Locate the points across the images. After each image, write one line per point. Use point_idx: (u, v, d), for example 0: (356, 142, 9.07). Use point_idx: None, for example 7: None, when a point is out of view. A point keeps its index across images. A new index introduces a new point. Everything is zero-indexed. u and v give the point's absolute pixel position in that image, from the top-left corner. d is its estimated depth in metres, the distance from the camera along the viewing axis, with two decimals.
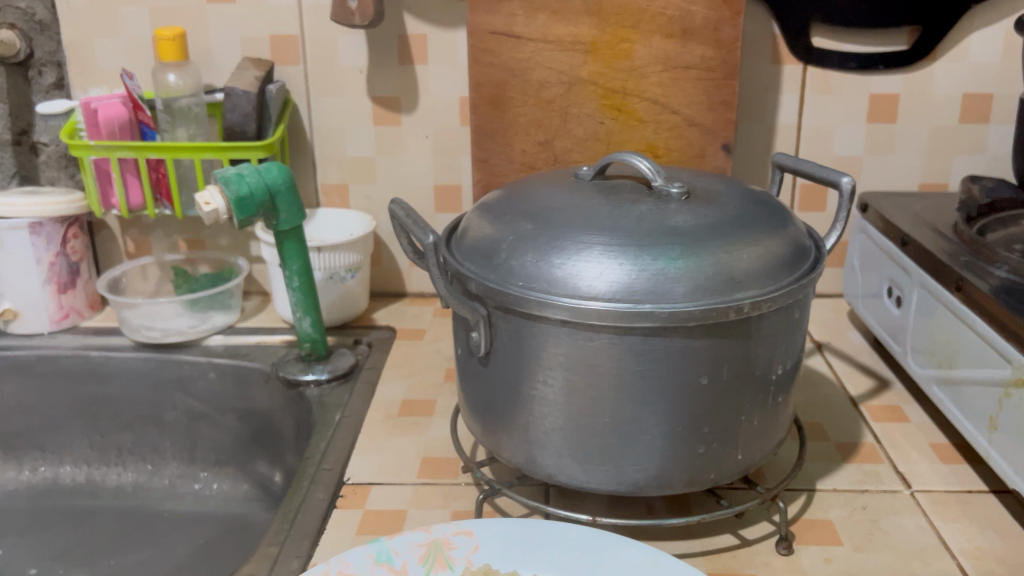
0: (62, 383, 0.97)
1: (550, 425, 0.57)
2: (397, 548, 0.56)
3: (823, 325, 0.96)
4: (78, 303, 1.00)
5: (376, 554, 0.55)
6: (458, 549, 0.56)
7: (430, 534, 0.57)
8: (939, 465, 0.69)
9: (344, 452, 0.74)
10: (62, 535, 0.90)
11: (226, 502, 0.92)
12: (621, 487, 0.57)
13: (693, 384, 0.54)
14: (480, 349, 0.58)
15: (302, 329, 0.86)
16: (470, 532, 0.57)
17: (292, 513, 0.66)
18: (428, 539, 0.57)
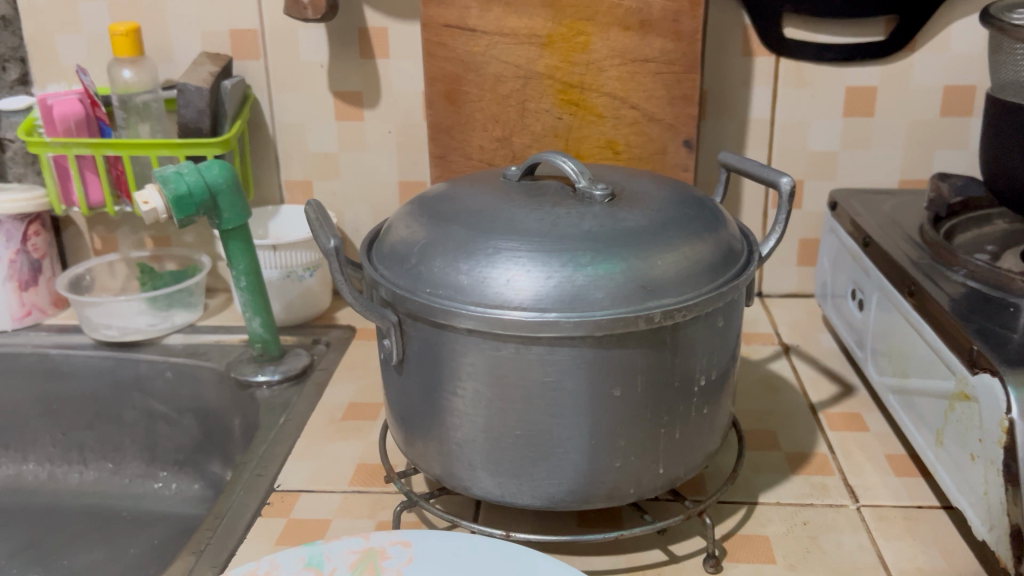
0: (23, 381, 0.96)
1: (463, 437, 0.55)
2: (330, 553, 0.54)
3: (795, 327, 0.93)
4: (41, 300, 1.00)
5: (308, 557, 0.54)
6: (392, 560, 0.54)
7: (367, 542, 0.55)
8: (891, 477, 0.66)
9: (279, 458, 0.73)
10: (18, 534, 0.89)
11: (182, 503, 0.90)
12: (535, 502, 0.55)
13: (604, 396, 0.52)
14: (393, 357, 0.56)
15: (252, 329, 0.86)
16: (408, 542, 0.55)
17: (217, 522, 0.64)
18: (366, 547, 0.54)
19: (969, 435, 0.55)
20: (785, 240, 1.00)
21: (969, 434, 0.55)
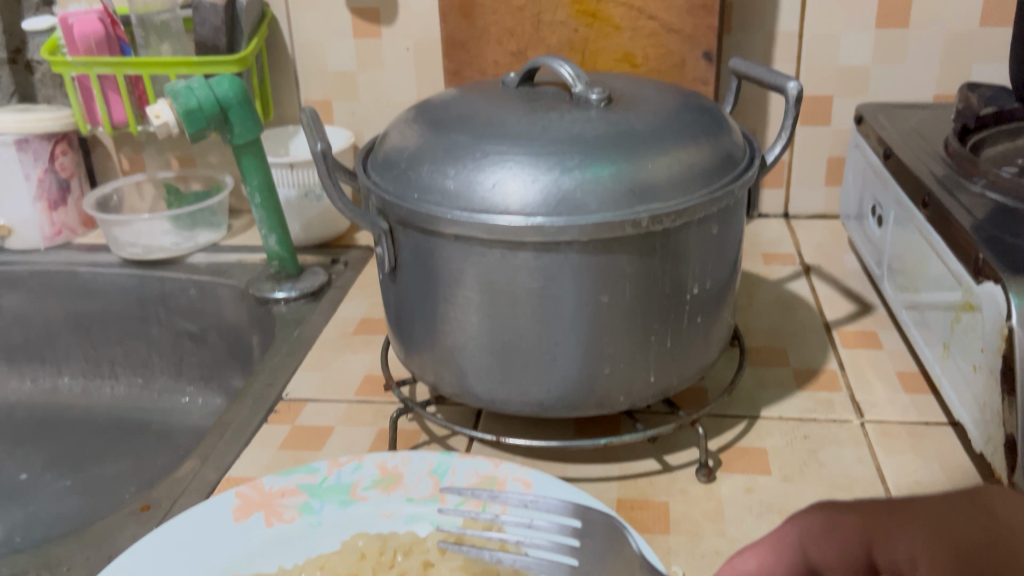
0: (54, 298, 0.99)
1: (454, 344, 0.55)
2: (457, 469, 0.53)
3: (818, 248, 0.90)
4: (71, 220, 1.03)
5: (436, 465, 0.53)
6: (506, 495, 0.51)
7: (494, 470, 0.52)
8: (900, 394, 0.65)
9: (289, 369, 0.74)
10: (54, 444, 0.93)
11: (207, 416, 0.93)
12: (526, 407, 0.56)
13: (592, 304, 0.51)
14: (386, 264, 0.57)
15: (268, 246, 0.87)
16: (528, 483, 0.51)
17: (225, 429, 0.66)
18: (488, 473, 0.52)
19: (972, 346, 0.53)
20: (813, 159, 0.97)
21: (972, 344, 0.53)
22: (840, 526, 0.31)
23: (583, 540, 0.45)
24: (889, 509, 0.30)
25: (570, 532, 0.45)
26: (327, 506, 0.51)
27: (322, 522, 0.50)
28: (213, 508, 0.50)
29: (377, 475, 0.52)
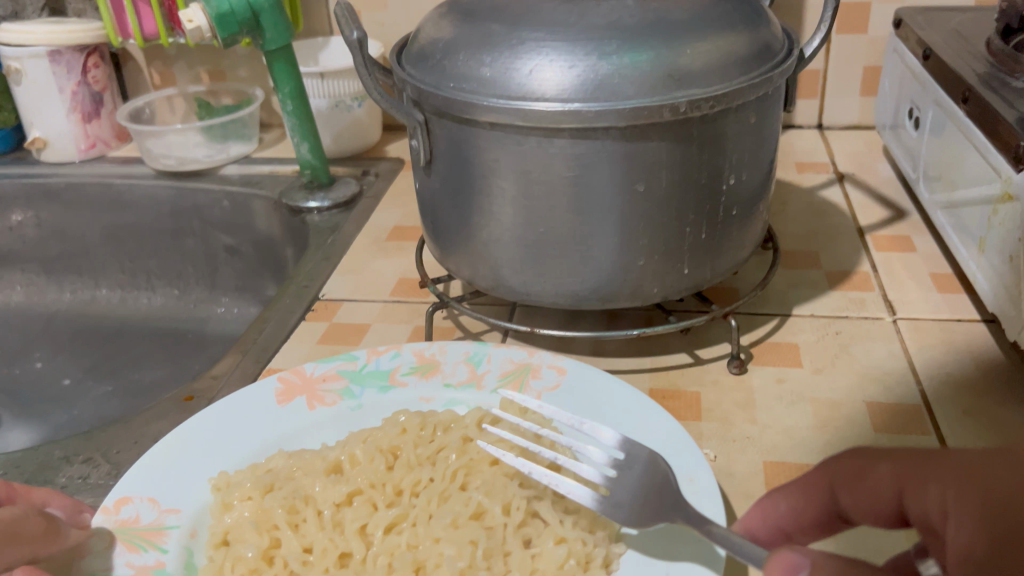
0: (90, 211, 1.00)
1: (490, 236, 0.56)
2: (492, 357, 0.54)
3: (852, 157, 0.89)
4: (105, 133, 1.04)
5: (473, 353, 0.54)
6: (540, 381, 0.51)
7: (529, 357, 0.53)
8: (933, 293, 0.65)
9: (324, 273, 0.75)
10: (94, 353, 0.96)
11: (243, 324, 0.95)
12: (560, 299, 0.56)
13: (628, 193, 0.51)
14: (421, 158, 0.57)
15: (301, 155, 0.87)
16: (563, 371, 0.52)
17: (264, 326, 0.67)
18: (524, 360, 0.53)
19: (1009, 237, 0.53)
20: (848, 67, 0.95)
21: (1010, 235, 0.53)
22: (873, 471, 0.33)
23: (622, 471, 0.42)
24: (921, 453, 0.32)
25: (610, 462, 0.42)
26: (367, 390, 0.52)
27: (363, 405, 0.51)
28: (255, 393, 0.51)
29: (415, 363, 0.54)
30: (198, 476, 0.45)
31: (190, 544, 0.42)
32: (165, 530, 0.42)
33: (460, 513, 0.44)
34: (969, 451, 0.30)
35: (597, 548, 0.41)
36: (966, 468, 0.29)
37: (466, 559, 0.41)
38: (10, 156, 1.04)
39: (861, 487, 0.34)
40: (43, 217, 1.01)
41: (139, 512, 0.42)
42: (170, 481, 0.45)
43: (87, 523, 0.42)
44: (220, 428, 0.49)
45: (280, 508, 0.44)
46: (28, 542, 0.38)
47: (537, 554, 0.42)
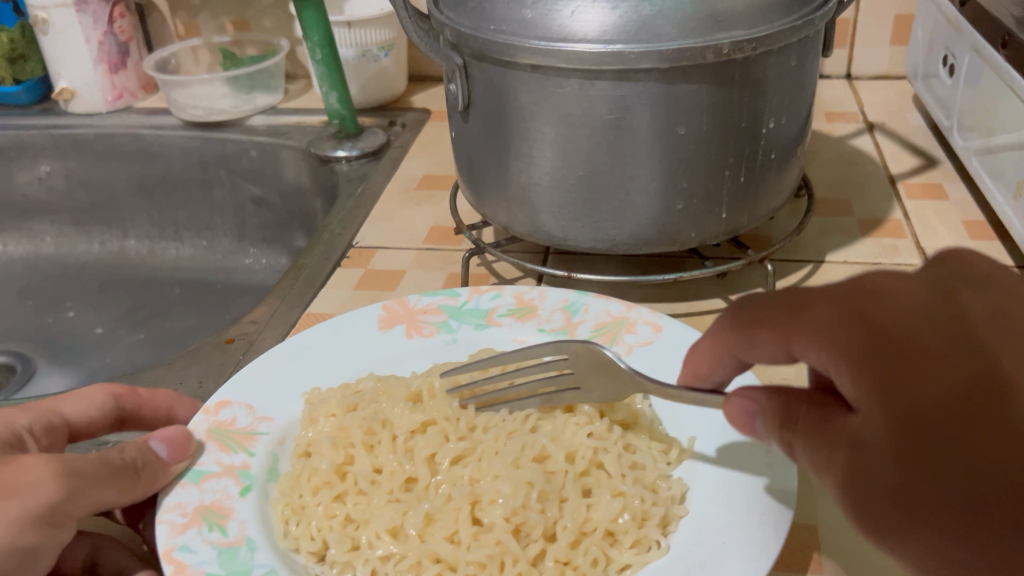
0: (118, 161, 1.00)
1: (527, 181, 0.56)
2: (588, 307, 0.54)
3: (882, 107, 0.89)
4: (131, 84, 1.04)
5: (570, 302, 0.55)
6: (634, 335, 0.51)
7: (625, 312, 0.53)
8: (966, 240, 0.65)
9: (357, 221, 0.76)
10: (125, 302, 0.97)
11: (272, 275, 0.96)
12: (598, 244, 0.57)
13: (669, 135, 0.51)
14: (459, 102, 0.57)
15: (329, 105, 0.88)
16: (659, 327, 0.51)
17: (300, 273, 0.68)
18: (620, 314, 0.53)
19: None
20: (879, 16, 0.94)
21: None
22: (757, 339, 0.34)
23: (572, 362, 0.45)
24: (789, 309, 0.32)
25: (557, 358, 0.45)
26: (463, 327, 0.55)
27: (457, 340, 0.54)
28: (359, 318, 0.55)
29: (513, 305, 0.55)
30: (293, 388, 0.50)
31: (275, 451, 0.46)
32: (256, 435, 0.46)
33: (525, 451, 0.46)
34: (831, 312, 0.30)
35: (654, 505, 0.43)
36: (831, 327, 0.30)
37: (520, 499, 0.43)
38: (38, 108, 1.04)
39: (750, 349, 0.34)
40: (71, 168, 1.01)
41: (235, 416, 0.46)
42: (273, 395, 0.49)
43: (190, 457, 0.43)
44: (316, 352, 0.52)
45: (358, 428, 0.48)
46: (130, 492, 0.40)
47: (594, 504, 0.44)
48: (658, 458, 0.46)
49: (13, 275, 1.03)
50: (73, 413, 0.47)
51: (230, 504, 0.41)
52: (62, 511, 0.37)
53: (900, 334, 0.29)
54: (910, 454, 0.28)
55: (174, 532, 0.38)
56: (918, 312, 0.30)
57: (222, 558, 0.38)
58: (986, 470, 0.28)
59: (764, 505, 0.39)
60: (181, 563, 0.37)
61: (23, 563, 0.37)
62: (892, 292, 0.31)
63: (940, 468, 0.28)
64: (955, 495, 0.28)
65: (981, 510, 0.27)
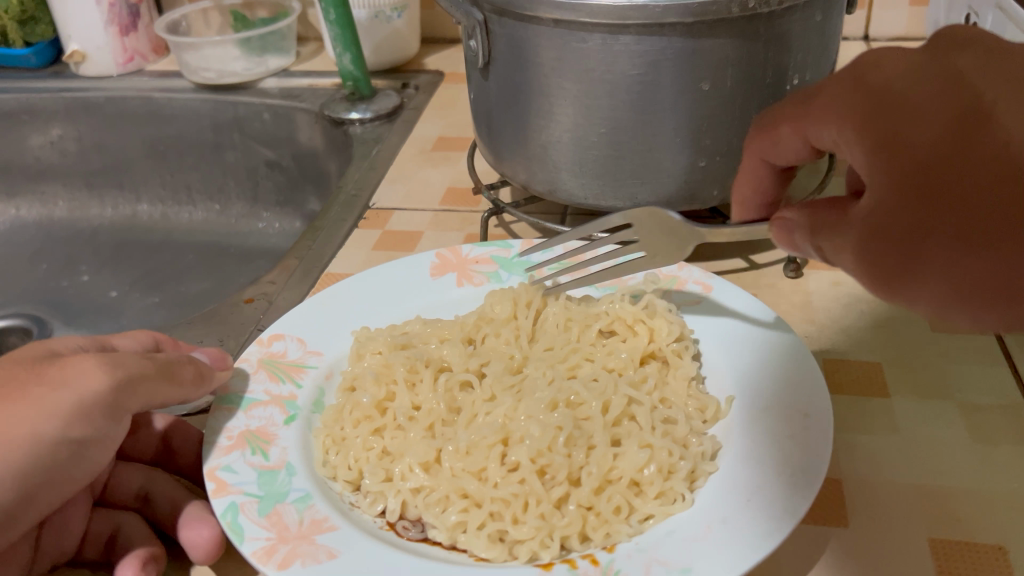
0: (129, 124, 1.00)
1: (547, 140, 0.56)
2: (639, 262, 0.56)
3: None
4: (141, 47, 1.04)
5: (622, 256, 0.57)
6: (684, 293, 0.54)
7: (677, 270, 0.55)
8: None
9: (373, 182, 0.76)
10: (139, 266, 0.97)
11: (286, 238, 0.95)
12: (619, 203, 0.57)
13: (692, 91, 0.51)
14: (479, 59, 0.57)
15: (343, 66, 0.87)
16: (707, 286, 0.54)
17: (317, 234, 0.68)
18: (672, 273, 0.55)
19: None
20: None
21: None
22: (780, 135, 0.37)
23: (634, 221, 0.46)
24: (809, 100, 0.34)
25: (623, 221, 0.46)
26: (512, 277, 0.57)
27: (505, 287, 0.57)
28: (416, 265, 0.58)
29: (563, 259, 0.58)
30: (345, 327, 0.54)
31: (323, 384, 0.50)
32: (304, 368, 0.50)
33: (558, 395, 0.47)
34: (839, 89, 0.32)
35: (682, 460, 0.43)
36: (842, 103, 0.31)
37: (548, 441, 0.45)
38: (48, 71, 1.04)
39: (782, 148, 0.37)
40: (82, 131, 1.01)
41: (287, 348, 0.51)
42: (332, 333, 0.53)
43: (229, 370, 0.48)
44: (368, 297, 0.56)
45: (402, 365, 0.50)
46: (180, 384, 0.43)
47: (621, 454, 0.45)
48: (692, 416, 0.46)
49: (27, 240, 1.03)
50: (120, 343, 0.47)
51: (274, 431, 0.45)
52: (115, 399, 0.39)
53: (897, 88, 0.30)
54: (907, 184, 0.28)
55: (218, 450, 0.43)
56: (915, 64, 0.30)
57: (261, 479, 0.42)
58: (981, 182, 0.27)
59: (792, 467, 0.39)
60: (223, 481, 0.41)
61: (75, 456, 0.38)
62: (897, 55, 0.31)
63: (938, 189, 0.28)
64: (955, 207, 0.27)
65: (985, 220, 0.27)
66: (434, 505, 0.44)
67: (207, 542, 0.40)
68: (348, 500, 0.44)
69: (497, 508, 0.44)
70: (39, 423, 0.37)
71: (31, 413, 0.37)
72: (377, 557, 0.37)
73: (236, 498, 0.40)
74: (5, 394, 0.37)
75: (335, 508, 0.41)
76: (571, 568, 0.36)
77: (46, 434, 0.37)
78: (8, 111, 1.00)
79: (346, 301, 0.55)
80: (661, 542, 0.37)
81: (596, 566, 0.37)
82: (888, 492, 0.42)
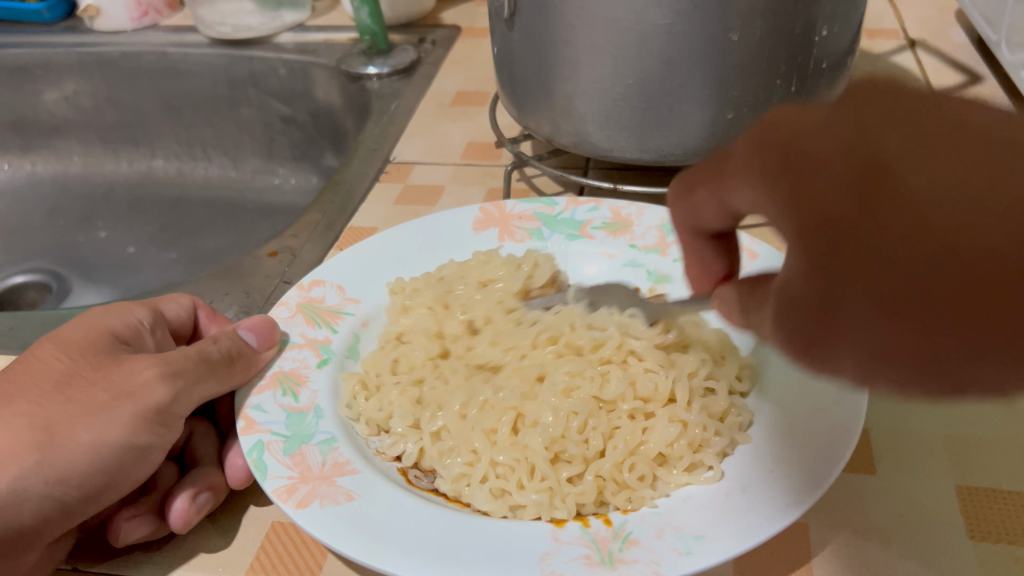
0: (144, 79, 0.99)
1: (574, 92, 0.56)
2: None
3: (924, 23, 0.87)
4: (155, 1, 1.03)
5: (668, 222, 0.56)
6: None
7: None
8: None
9: (392, 136, 0.76)
10: (155, 220, 0.97)
11: (303, 195, 0.96)
12: (644, 155, 0.57)
13: (721, 42, 0.50)
14: (504, 9, 0.56)
15: (360, 20, 0.86)
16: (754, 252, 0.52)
17: (338, 189, 0.68)
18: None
19: None
20: None
21: None
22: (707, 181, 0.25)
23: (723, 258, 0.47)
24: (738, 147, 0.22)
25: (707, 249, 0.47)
26: (555, 235, 0.57)
27: (548, 247, 0.57)
28: (461, 220, 0.59)
29: (608, 218, 0.57)
30: (380, 280, 0.55)
31: (358, 330, 0.51)
32: (341, 314, 0.51)
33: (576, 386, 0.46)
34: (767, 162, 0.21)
35: (715, 436, 0.43)
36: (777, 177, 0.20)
37: (561, 427, 0.44)
38: (62, 25, 1.03)
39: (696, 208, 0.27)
40: (97, 86, 1.00)
41: (326, 294, 0.52)
42: (369, 281, 0.54)
43: (276, 343, 0.47)
44: (396, 249, 0.57)
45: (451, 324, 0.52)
46: (230, 378, 0.43)
47: (650, 429, 0.44)
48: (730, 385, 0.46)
49: (45, 195, 1.03)
50: (170, 312, 0.48)
51: (306, 373, 0.46)
52: (163, 398, 0.40)
53: (837, 204, 0.18)
54: (812, 257, 0.19)
55: (253, 391, 0.44)
56: (848, 156, 0.19)
57: (289, 420, 0.43)
58: (893, 229, 0.17)
59: (817, 441, 0.38)
60: (253, 419, 0.42)
61: (140, 458, 0.40)
62: (831, 136, 0.19)
63: (897, 311, 0.18)
64: (916, 293, 0.17)
65: (967, 285, 0.17)
66: (446, 452, 0.45)
67: (178, 511, 0.40)
68: (373, 443, 0.45)
69: (501, 470, 0.44)
70: (101, 430, 0.38)
71: (95, 422, 0.39)
72: (396, 502, 0.38)
73: (263, 436, 0.41)
74: (68, 396, 0.39)
75: (360, 452, 0.42)
76: (583, 527, 0.37)
77: (110, 441, 0.38)
78: (24, 65, 0.99)
79: (376, 252, 0.56)
80: (677, 509, 0.37)
81: (608, 528, 0.37)
82: (912, 441, 0.43)
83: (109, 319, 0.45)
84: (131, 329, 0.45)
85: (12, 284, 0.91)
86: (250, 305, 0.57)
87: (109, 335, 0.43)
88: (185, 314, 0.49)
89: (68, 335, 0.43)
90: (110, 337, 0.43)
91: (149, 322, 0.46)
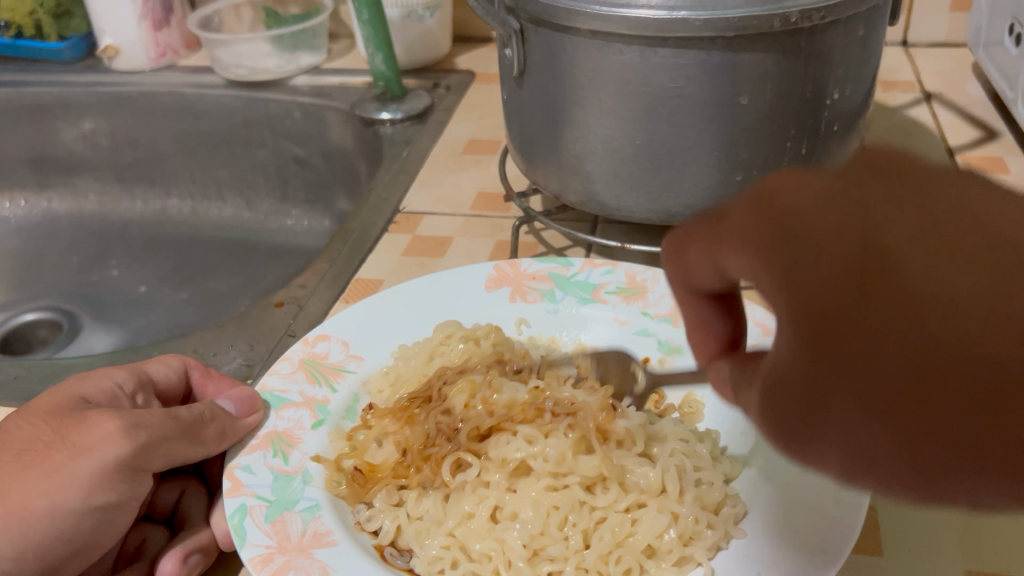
0: (160, 118, 1.00)
1: (582, 150, 0.56)
2: None
3: (940, 75, 0.86)
4: (174, 42, 1.04)
5: None
6: None
7: None
8: None
9: (403, 185, 0.76)
10: (168, 260, 0.97)
11: (314, 237, 0.95)
12: (652, 215, 0.56)
13: (731, 105, 0.50)
14: (514, 67, 0.56)
15: (375, 66, 0.87)
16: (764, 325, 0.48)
17: (346, 239, 0.68)
18: None
19: None
20: None
21: None
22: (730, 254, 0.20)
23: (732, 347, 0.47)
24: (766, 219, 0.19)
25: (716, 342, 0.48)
26: (567, 299, 0.56)
27: (559, 311, 0.56)
28: (473, 276, 0.58)
29: (623, 284, 0.56)
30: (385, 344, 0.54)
31: (358, 390, 0.51)
32: (342, 372, 0.51)
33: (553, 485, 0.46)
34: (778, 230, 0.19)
35: (708, 529, 0.42)
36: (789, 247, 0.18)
37: (542, 525, 0.44)
38: (81, 64, 1.05)
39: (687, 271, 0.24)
40: (114, 124, 1.01)
41: (330, 350, 0.52)
42: (374, 340, 0.54)
43: (260, 410, 0.46)
44: (404, 307, 0.56)
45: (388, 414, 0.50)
46: (202, 443, 0.43)
47: (640, 519, 0.44)
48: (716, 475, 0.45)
49: (60, 232, 1.04)
50: (157, 374, 0.48)
51: (300, 434, 0.46)
52: (139, 462, 0.40)
53: (832, 298, 0.17)
54: (801, 339, 0.18)
55: (243, 450, 0.44)
56: (840, 244, 0.17)
57: (275, 483, 0.42)
58: (891, 324, 0.17)
59: (812, 545, 0.37)
60: (239, 481, 0.42)
61: (99, 519, 0.40)
62: (812, 215, 0.18)
63: (866, 407, 0.18)
64: (879, 369, 0.17)
65: (933, 389, 0.17)
66: (425, 533, 0.44)
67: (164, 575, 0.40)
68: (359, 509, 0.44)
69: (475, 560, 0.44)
70: (57, 496, 0.38)
71: (49, 486, 0.39)
72: None
73: (247, 500, 0.41)
74: (28, 462, 0.40)
75: (342, 521, 0.42)
76: None
77: (64, 505, 0.39)
78: (42, 104, 1.00)
79: (388, 306, 0.56)
80: None
81: None
82: (920, 524, 0.42)
83: (84, 386, 0.45)
84: (107, 395, 0.45)
85: (23, 321, 0.91)
86: (254, 358, 0.57)
87: (81, 400, 0.44)
88: (175, 375, 0.49)
89: (46, 400, 0.44)
90: (78, 401, 0.44)
91: (130, 388, 0.46)
